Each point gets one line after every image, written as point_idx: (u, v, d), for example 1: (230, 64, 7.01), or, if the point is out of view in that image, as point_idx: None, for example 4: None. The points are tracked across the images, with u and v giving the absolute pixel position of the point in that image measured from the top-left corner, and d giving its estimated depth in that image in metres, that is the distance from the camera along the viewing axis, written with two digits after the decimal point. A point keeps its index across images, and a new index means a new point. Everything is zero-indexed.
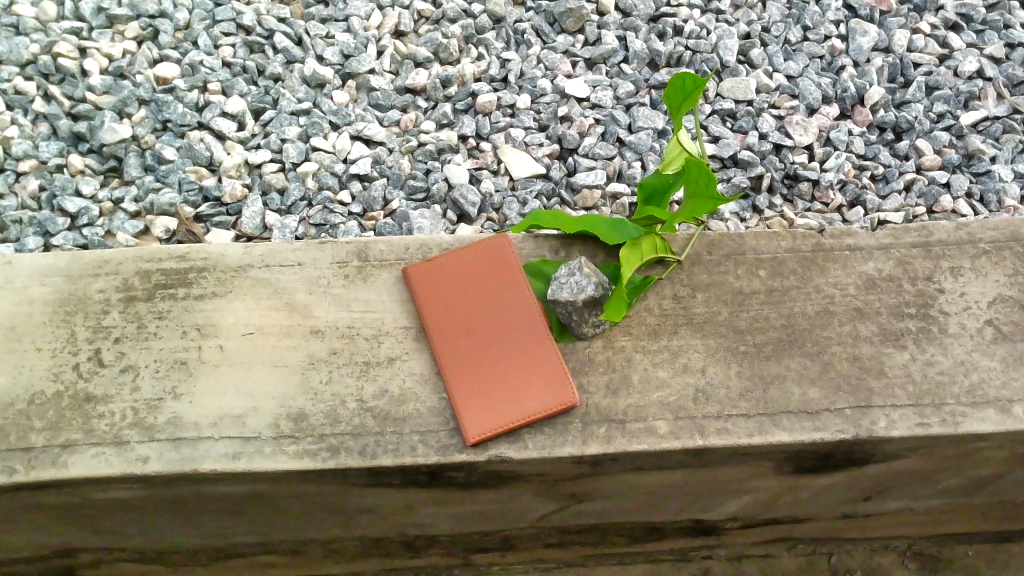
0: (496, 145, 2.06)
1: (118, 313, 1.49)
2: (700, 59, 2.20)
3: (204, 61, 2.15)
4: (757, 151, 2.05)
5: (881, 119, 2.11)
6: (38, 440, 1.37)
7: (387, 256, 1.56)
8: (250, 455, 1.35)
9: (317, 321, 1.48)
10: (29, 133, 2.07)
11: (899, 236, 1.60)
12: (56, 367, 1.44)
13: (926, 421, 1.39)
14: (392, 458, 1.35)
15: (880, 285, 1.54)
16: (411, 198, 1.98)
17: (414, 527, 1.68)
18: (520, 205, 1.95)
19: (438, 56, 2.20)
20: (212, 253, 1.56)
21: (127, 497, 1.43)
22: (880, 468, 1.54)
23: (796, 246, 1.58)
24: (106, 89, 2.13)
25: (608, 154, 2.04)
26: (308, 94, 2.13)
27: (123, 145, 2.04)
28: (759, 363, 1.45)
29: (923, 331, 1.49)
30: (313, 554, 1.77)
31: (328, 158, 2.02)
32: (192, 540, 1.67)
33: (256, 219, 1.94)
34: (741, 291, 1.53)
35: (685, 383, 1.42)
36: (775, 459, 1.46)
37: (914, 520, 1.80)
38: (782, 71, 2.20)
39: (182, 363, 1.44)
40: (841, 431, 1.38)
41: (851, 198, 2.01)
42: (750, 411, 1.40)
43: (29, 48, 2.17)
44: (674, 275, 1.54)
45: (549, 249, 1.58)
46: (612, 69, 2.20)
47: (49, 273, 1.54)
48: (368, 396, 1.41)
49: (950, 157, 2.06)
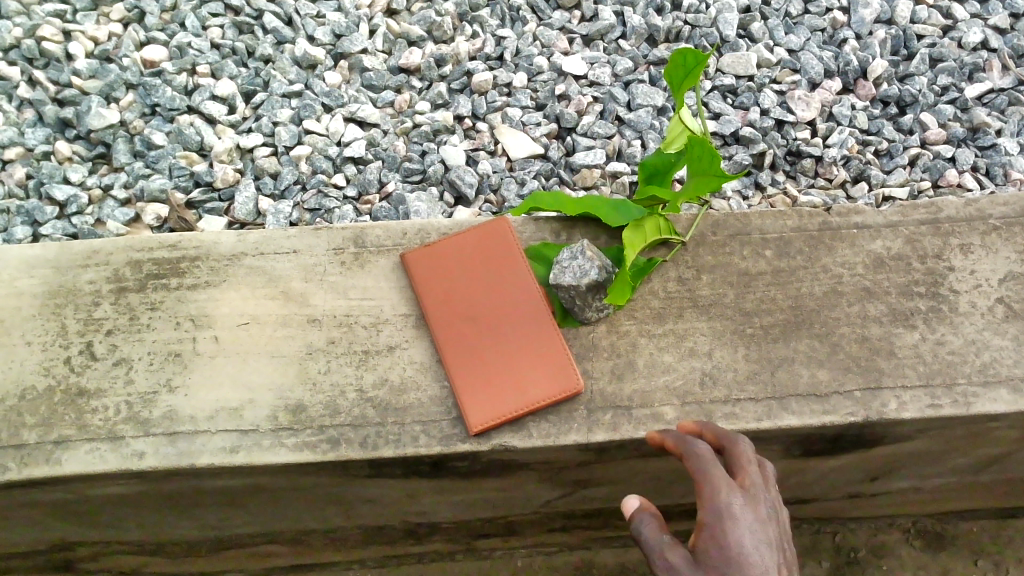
0: (493, 125, 2.02)
1: (109, 305, 1.45)
2: (700, 34, 2.15)
3: (193, 43, 2.10)
4: (759, 128, 2.03)
5: (884, 93, 2.09)
6: (30, 436, 1.34)
7: (385, 242, 1.52)
8: (247, 448, 1.32)
9: (314, 310, 1.44)
10: (14, 120, 2.02)
11: (907, 213, 1.56)
12: (48, 362, 1.40)
13: (937, 402, 1.37)
14: (393, 449, 1.33)
15: (888, 264, 1.50)
16: (408, 180, 1.95)
17: (415, 515, 1.66)
18: (518, 185, 1.93)
19: (432, 35, 2.15)
20: (205, 241, 1.51)
21: (123, 492, 1.40)
22: (889, 449, 1.52)
23: (802, 225, 1.54)
24: (92, 73, 2.08)
25: (607, 133, 2.01)
26: (300, 75, 2.08)
27: (112, 131, 2.00)
28: (766, 346, 1.42)
29: (932, 310, 1.45)
30: (313, 542, 1.76)
31: (322, 141, 1.98)
32: (190, 532, 1.65)
33: (249, 204, 1.90)
34: (748, 272, 1.49)
35: (691, 367, 1.39)
36: (783, 442, 1.43)
37: (919, 497, 1.79)
38: (783, 45, 2.16)
39: (176, 355, 1.40)
40: (851, 413, 1.36)
41: (855, 174, 1.99)
42: (758, 395, 1.38)
43: (12, 33, 2.12)
44: (678, 257, 1.50)
45: (550, 232, 1.54)
46: (609, 45, 2.15)
47: (37, 264, 1.49)
48: (367, 386, 1.38)
49: (954, 131, 2.03)
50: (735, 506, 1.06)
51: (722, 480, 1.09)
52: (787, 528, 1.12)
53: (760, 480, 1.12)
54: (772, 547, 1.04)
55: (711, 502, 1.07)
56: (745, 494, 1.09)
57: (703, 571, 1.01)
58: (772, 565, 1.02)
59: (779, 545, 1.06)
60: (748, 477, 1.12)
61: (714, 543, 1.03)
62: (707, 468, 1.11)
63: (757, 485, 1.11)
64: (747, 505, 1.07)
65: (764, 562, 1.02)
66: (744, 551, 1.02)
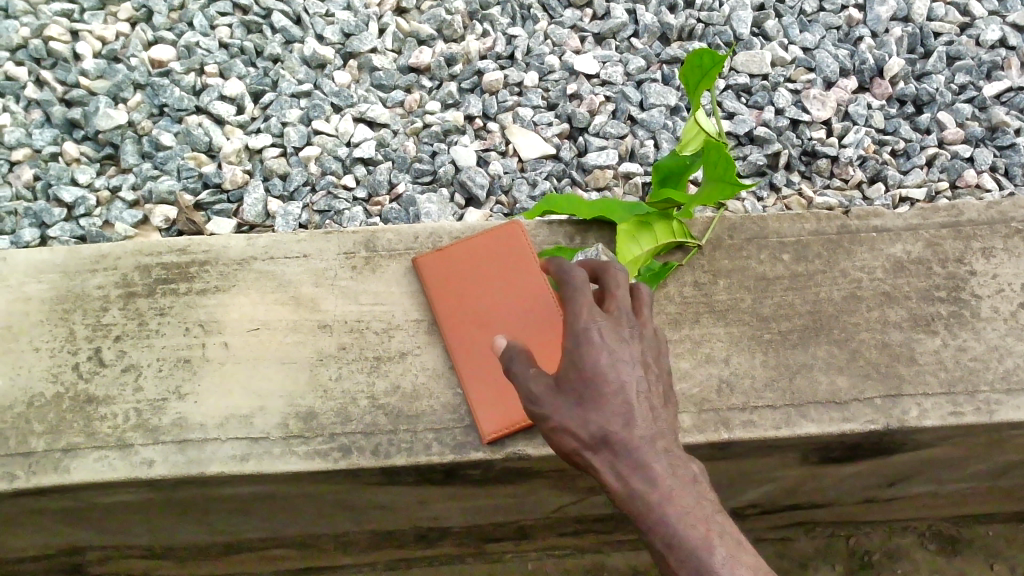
0: (504, 125, 1.99)
1: (118, 310, 1.43)
2: (713, 32, 2.13)
3: (201, 42, 2.07)
4: (773, 128, 2.00)
5: (901, 92, 2.05)
6: (38, 444, 1.32)
7: (396, 245, 1.49)
8: (258, 456, 1.31)
9: (324, 315, 1.42)
10: (22, 121, 2.01)
11: (927, 216, 1.53)
12: (56, 368, 1.38)
13: (959, 410, 1.35)
14: (406, 457, 1.31)
15: (909, 268, 1.47)
16: (417, 181, 1.93)
17: (425, 520, 1.65)
18: (530, 186, 1.91)
19: (442, 34, 2.13)
20: (214, 245, 1.49)
21: (132, 499, 1.38)
22: (908, 456, 1.50)
23: (820, 228, 1.51)
24: (99, 73, 2.06)
25: (619, 133, 1.99)
26: (309, 75, 2.06)
27: (119, 131, 1.98)
28: (785, 352, 1.39)
29: (953, 316, 1.43)
30: (323, 547, 1.74)
31: (331, 142, 1.96)
32: (199, 537, 1.64)
33: (258, 206, 1.88)
34: (765, 277, 1.46)
35: (708, 374, 1.37)
36: (801, 450, 1.41)
37: (936, 502, 1.77)
38: (797, 43, 2.13)
39: (185, 362, 1.39)
40: (871, 421, 1.34)
41: (871, 174, 1.96)
42: (776, 402, 1.35)
43: (19, 32, 2.10)
44: (694, 261, 1.47)
45: (564, 236, 1.52)
46: (622, 44, 2.13)
47: (45, 269, 1.48)
48: (379, 393, 1.36)
49: (972, 130, 2.00)
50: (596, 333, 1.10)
51: (583, 304, 1.11)
52: (657, 340, 1.16)
53: (627, 299, 1.15)
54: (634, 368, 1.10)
55: (575, 329, 1.10)
56: (607, 320, 1.11)
57: (563, 399, 1.10)
58: (630, 385, 1.09)
59: (642, 363, 1.11)
60: (615, 298, 1.15)
61: (574, 368, 1.09)
62: (574, 293, 1.12)
63: (623, 304, 1.14)
64: (609, 330, 1.10)
65: (622, 383, 1.08)
66: (601, 373, 1.08)
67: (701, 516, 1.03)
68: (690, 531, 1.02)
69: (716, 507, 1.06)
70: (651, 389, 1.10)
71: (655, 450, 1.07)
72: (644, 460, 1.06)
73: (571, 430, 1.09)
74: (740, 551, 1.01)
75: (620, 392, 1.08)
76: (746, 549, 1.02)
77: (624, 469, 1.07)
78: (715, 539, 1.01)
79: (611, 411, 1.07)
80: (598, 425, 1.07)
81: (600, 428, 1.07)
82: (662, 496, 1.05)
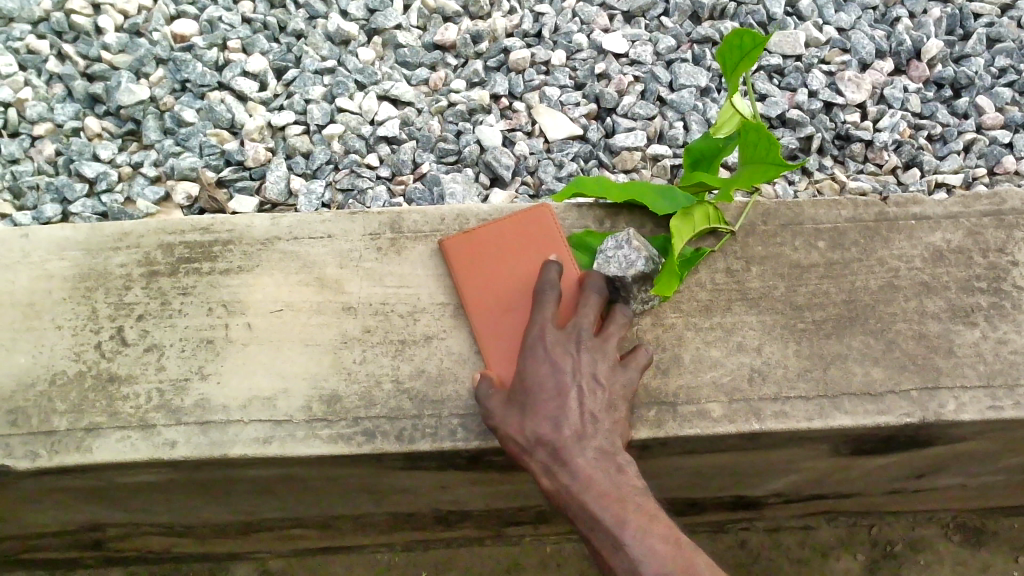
0: (530, 105, 1.96)
1: (140, 289, 1.42)
2: (745, 12, 2.07)
3: (224, 17, 2.05)
4: (806, 110, 1.95)
5: (938, 75, 2.00)
6: (61, 423, 1.31)
7: (422, 227, 1.47)
8: (281, 439, 1.29)
9: (349, 297, 1.40)
10: (43, 95, 1.99)
11: (969, 203, 1.48)
12: (79, 347, 1.37)
13: (998, 403, 1.31)
14: (431, 443, 1.29)
15: (948, 257, 1.43)
16: (441, 161, 1.89)
17: (445, 503, 1.63)
18: (557, 167, 1.87)
19: (468, 10, 2.08)
20: (238, 224, 1.47)
21: (154, 479, 1.37)
22: (941, 449, 1.46)
23: (857, 215, 1.47)
24: (121, 48, 2.04)
25: (648, 114, 1.94)
26: (333, 52, 2.02)
27: (142, 107, 1.96)
28: (819, 341, 1.36)
29: (994, 307, 1.39)
30: (342, 527, 1.73)
31: (355, 120, 1.93)
32: (219, 516, 1.63)
33: (281, 184, 1.85)
34: (799, 264, 1.43)
35: (740, 363, 1.34)
36: (832, 442, 1.38)
37: (965, 495, 1.74)
38: (832, 24, 2.07)
39: (208, 342, 1.37)
40: (907, 414, 1.30)
41: (906, 160, 1.90)
42: (809, 393, 1.32)
43: (41, 5, 2.07)
44: (726, 247, 1.44)
45: (594, 220, 1.48)
46: (651, 23, 2.08)
47: (68, 246, 1.46)
48: (404, 376, 1.34)
49: (1012, 115, 1.94)
50: (543, 342, 1.20)
51: (536, 321, 1.22)
52: (613, 356, 1.22)
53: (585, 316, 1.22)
54: (575, 375, 1.17)
55: (525, 342, 1.22)
56: (557, 334, 1.21)
57: (509, 407, 1.19)
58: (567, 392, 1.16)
59: (587, 372, 1.18)
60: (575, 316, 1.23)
61: (520, 380, 1.19)
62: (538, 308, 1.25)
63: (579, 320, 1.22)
64: (556, 343, 1.20)
65: (559, 388, 1.16)
66: (542, 382, 1.17)
67: (617, 501, 1.08)
68: (605, 513, 1.08)
69: (638, 498, 1.10)
70: (593, 396, 1.17)
71: (585, 448, 1.13)
72: (572, 458, 1.13)
73: (511, 429, 1.17)
74: (649, 531, 1.05)
75: (557, 396, 1.16)
76: (656, 529, 1.05)
77: (554, 464, 1.14)
78: (626, 517, 1.07)
79: (546, 413, 1.16)
80: (533, 426, 1.15)
81: (535, 431, 1.15)
82: (582, 488, 1.11)
